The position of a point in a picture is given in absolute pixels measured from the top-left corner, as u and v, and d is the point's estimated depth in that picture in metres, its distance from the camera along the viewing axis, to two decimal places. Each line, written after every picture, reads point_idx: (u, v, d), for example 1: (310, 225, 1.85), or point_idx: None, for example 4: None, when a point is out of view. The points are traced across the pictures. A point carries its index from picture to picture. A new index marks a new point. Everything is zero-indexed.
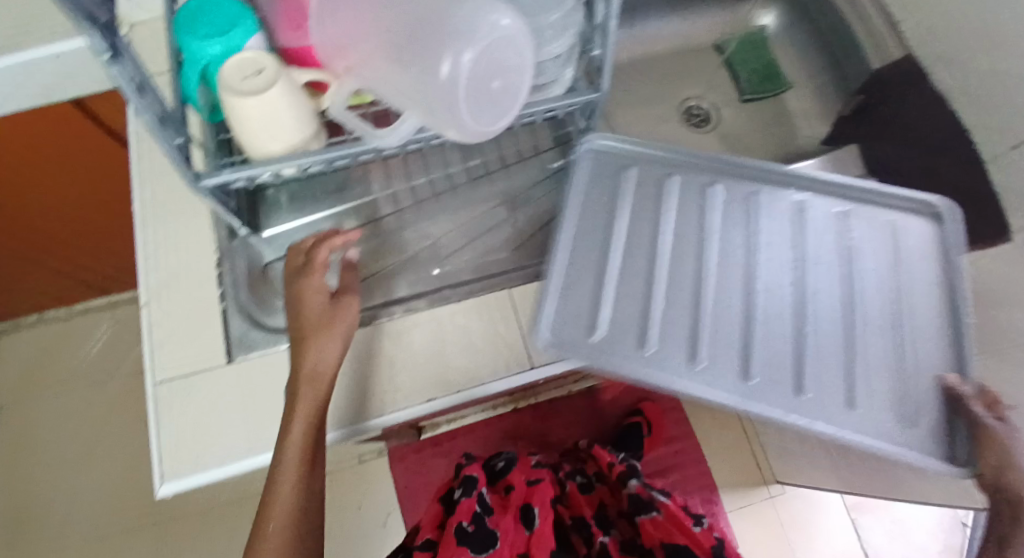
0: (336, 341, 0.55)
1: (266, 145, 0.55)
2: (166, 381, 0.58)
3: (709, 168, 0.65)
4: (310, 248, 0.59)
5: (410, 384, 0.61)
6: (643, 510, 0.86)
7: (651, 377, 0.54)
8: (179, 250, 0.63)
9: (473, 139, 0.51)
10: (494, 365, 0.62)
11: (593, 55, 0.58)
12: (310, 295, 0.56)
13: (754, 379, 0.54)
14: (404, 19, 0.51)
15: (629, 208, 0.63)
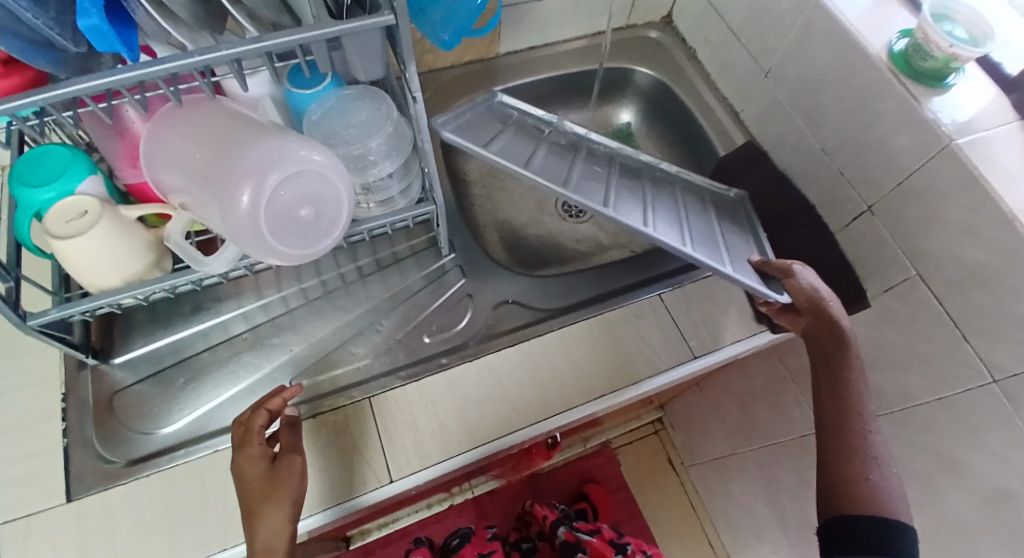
0: (285, 508, 0.52)
1: (100, 278, 0.56)
2: (6, 523, 0.56)
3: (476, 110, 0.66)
4: (244, 416, 0.56)
5: (335, 486, 0.60)
6: (573, 550, 0.97)
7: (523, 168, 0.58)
8: (30, 385, 0.62)
9: (288, 262, 0.54)
10: (350, 478, 0.60)
11: (426, 171, 0.63)
12: (251, 466, 0.53)
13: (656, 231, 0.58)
14: (215, 148, 0.53)
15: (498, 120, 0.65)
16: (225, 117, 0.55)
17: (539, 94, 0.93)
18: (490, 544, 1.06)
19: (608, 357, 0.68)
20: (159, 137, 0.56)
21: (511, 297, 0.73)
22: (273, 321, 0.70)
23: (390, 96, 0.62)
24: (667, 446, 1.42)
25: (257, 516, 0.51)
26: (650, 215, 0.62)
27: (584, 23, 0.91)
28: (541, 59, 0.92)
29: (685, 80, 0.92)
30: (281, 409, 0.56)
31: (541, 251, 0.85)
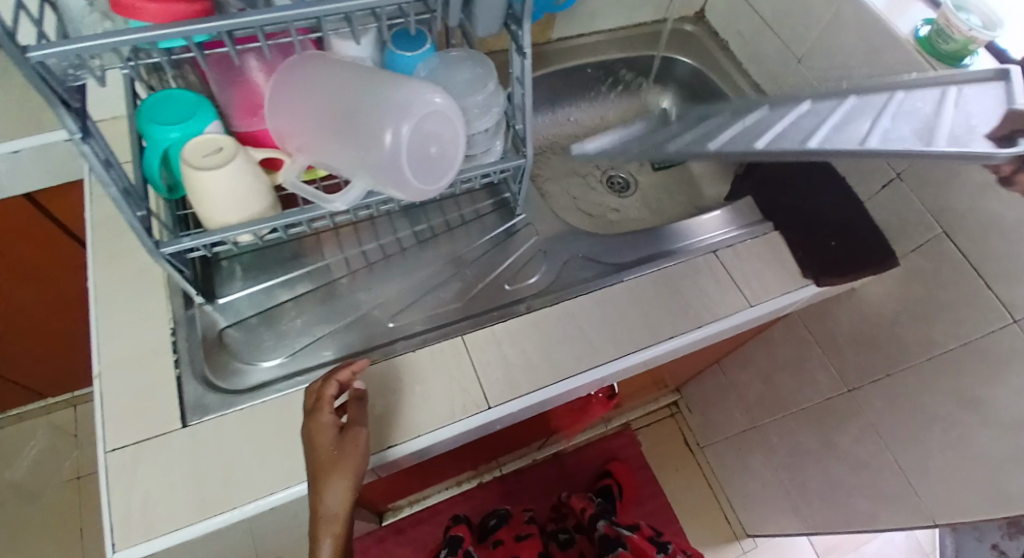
0: (350, 478, 0.53)
1: (224, 215, 0.61)
2: (119, 448, 0.58)
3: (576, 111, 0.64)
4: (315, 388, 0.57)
5: (433, 414, 0.64)
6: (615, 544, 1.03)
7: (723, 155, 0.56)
8: (135, 321, 0.65)
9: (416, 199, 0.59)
10: (402, 425, 0.63)
11: (517, 128, 0.68)
12: (322, 432, 0.54)
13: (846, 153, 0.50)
14: (349, 96, 0.59)
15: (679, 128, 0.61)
16: (349, 67, 0.60)
17: (582, 79, 1.01)
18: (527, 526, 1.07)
19: (675, 304, 0.74)
20: (289, 85, 0.60)
21: (582, 251, 0.80)
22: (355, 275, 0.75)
23: (489, 60, 0.68)
24: (683, 429, 1.50)
25: (321, 479, 0.53)
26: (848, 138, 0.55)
27: (628, 15, 0.99)
28: (586, 46, 1.00)
29: (717, 68, 1.01)
30: (350, 381, 0.57)
31: (595, 220, 0.93)
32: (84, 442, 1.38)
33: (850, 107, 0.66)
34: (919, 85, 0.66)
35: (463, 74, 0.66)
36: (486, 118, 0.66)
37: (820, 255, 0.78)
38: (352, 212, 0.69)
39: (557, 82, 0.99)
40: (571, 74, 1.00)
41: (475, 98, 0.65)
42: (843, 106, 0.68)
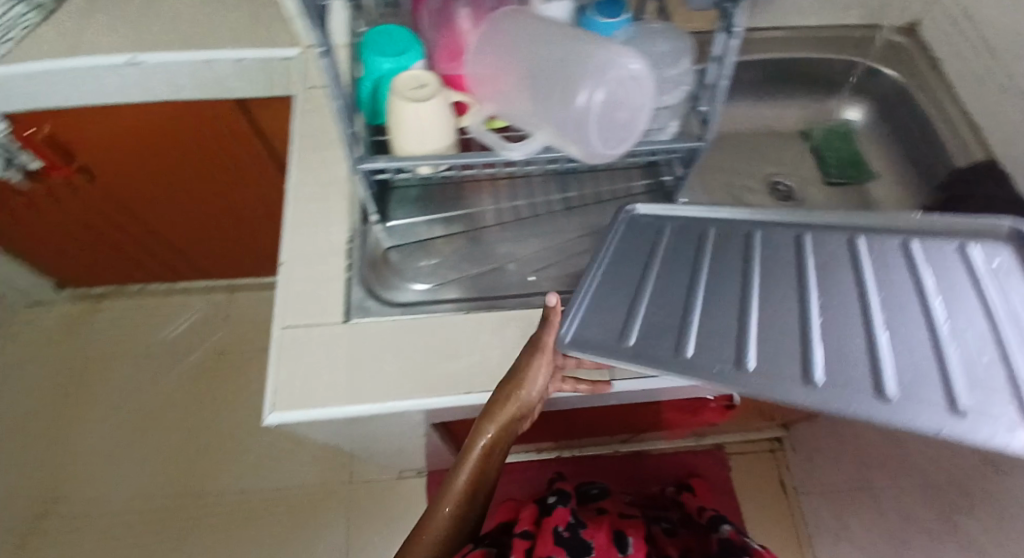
0: (537, 383, 0.60)
1: (413, 145, 0.66)
2: (291, 327, 0.66)
3: (741, 218, 0.64)
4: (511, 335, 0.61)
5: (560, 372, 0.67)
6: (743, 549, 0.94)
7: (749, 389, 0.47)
8: (319, 224, 0.73)
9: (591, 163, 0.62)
10: None
11: (700, 110, 0.67)
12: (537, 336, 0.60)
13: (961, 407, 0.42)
14: (550, 53, 0.62)
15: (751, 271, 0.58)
16: (551, 27, 0.64)
17: (766, 76, 0.97)
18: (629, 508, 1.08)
19: None
20: (498, 34, 0.66)
21: None
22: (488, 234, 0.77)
23: (687, 40, 0.69)
24: (780, 469, 1.44)
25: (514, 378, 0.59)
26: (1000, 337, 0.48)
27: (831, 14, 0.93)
28: (778, 44, 0.95)
29: (926, 85, 0.91)
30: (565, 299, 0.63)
31: None
32: (232, 324, 1.58)
33: (925, 255, 0.57)
34: (927, 271, 0.55)
35: (661, 47, 0.67)
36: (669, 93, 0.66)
37: None
38: (520, 165, 0.72)
39: (738, 75, 0.95)
40: (755, 70, 0.96)
41: (665, 70, 0.66)
42: (806, 288, 0.56)
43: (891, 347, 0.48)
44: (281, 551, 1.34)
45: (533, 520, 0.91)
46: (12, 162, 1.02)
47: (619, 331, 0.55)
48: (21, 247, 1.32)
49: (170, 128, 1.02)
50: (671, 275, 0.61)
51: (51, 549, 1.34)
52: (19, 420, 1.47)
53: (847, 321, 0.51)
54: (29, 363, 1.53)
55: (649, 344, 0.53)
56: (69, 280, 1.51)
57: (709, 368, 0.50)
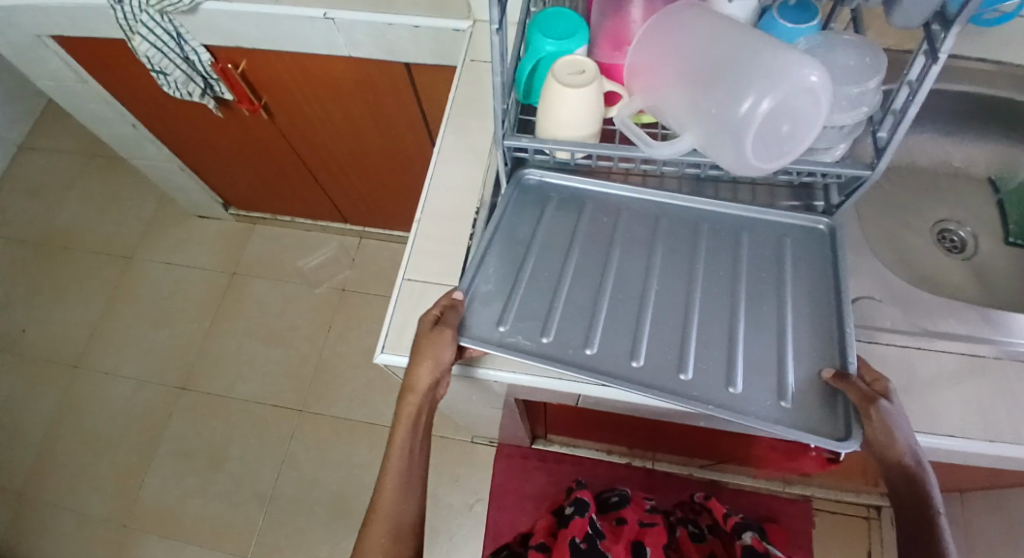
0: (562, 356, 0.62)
1: (559, 128, 0.67)
2: (413, 279, 0.71)
3: (771, 229, 0.71)
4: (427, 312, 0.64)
5: None
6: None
7: (733, 404, 0.58)
8: (456, 190, 0.77)
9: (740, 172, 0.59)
10: None
11: (878, 136, 0.61)
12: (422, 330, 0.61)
13: (786, 399, 0.59)
14: (719, 52, 0.59)
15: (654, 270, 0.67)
16: (730, 23, 0.61)
17: (961, 111, 0.86)
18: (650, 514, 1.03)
19: (965, 399, 0.64)
20: (668, 28, 0.63)
21: (887, 300, 0.71)
22: (597, 225, 0.71)
23: (880, 56, 0.62)
24: (871, 538, 1.32)
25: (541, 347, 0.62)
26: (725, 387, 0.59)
27: None
28: (990, 76, 0.83)
29: None
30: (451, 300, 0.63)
31: (903, 270, 0.82)
32: (356, 266, 1.71)
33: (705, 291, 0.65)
34: (787, 310, 0.64)
35: (849, 60, 0.61)
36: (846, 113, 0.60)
37: None
38: (658, 164, 0.71)
39: (929, 106, 0.85)
40: (951, 103, 0.85)
41: (845, 87, 0.60)
42: (735, 310, 0.64)
43: (773, 364, 0.61)
44: (359, 479, 1.47)
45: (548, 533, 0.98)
46: (210, 91, 1.17)
47: (582, 336, 0.63)
48: (203, 165, 1.52)
49: (339, 80, 1.11)
50: (592, 265, 0.68)
51: (180, 424, 1.57)
52: (176, 310, 1.72)
53: (764, 353, 0.61)
54: (191, 263, 1.78)
55: (706, 375, 0.60)
56: (233, 201, 1.72)
57: (727, 393, 0.59)
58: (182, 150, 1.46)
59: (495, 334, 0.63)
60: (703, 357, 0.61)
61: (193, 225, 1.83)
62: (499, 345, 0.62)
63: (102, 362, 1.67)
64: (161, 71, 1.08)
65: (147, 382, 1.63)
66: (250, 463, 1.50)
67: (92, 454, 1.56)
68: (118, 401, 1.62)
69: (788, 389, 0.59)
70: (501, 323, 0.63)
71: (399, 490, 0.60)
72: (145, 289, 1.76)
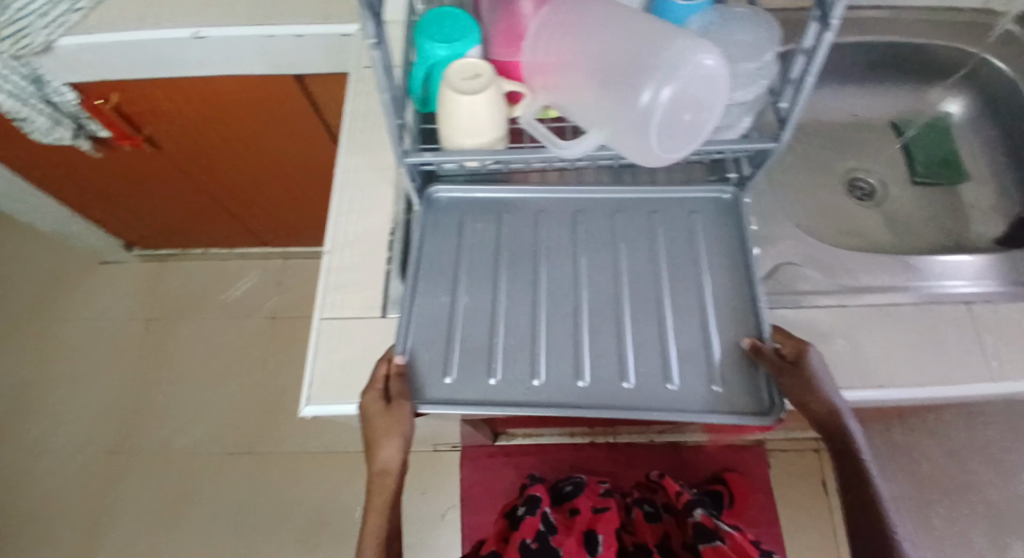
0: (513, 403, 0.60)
1: (463, 138, 0.63)
2: (330, 319, 0.67)
3: (679, 207, 0.70)
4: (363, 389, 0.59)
5: None
6: (709, 536, 0.86)
7: (674, 401, 0.58)
8: (366, 214, 0.73)
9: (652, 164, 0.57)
10: None
11: (780, 107, 0.61)
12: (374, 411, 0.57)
13: (721, 382, 0.59)
14: (614, 44, 0.57)
15: (579, 275, 0.66)
16: (621, 12, 0.59)
17: (856, 61, 0.88)
18: (604, 499, 1.04)
19: (893, 350, 0.67)
20: (560, 21, 0.61)
21: (804, 266, 0.73)
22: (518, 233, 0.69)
23: (772, 28, 0.61)
24: (824, 468, 1.39)
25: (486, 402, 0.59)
26: (660, 388, 0.58)
27: None
28: (878, 24, 0.85)
29: None
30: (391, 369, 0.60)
31: (821, 226, 0.84)
32: (286, 289, 1.62)
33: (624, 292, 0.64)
34: (706, 287, 0.64)
35: (743, 35, 0.61)
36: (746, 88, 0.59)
37: None
38: (571, 161, 0.68)
39: (827, 59, 0.86)
40: (847, 54, 0.86)
41: (744, 62, 0.59)
42: (662, 304, 0.63)
43: (706, 348, 0.61)
44: (325, 509, 1.42)
45: (500, 537, 0.94)
46: (85, 130, 1.07)
47: (527, 368, 0.60)
48: (94, 209, 1.39)
49: (228, 103, 1.02)
50: (520, 280, 0.66)
51: (121, 487, 1.46)
52: (94, 367, 1.59)
53: (693, 341, 0.61)
54: (103, 313, 1.64)
55: (645, 379, 0.59)
56: (137, 241, 1.58)
57: (668, 391, 0.58)
58: (67, 196, 1.32)
59: (444, 390, 0.59)
60: (641, 358, 0.60)
61: (98, 272, 1.68)
62: (455, 400, 0.58)
63: (20, 437, 1.53)
64: (20, 119, 0.96)
65: (76, 450, 1.50)
66: (206, 515, 1.42)
67: (26, 538, 1.43)
68: (45, 476, 1.49)
69: (720, 371, 0.59)
70: (446, 376, 0.60)
71: (366, 541, 0.58)
72: (55, 349, 1.61)
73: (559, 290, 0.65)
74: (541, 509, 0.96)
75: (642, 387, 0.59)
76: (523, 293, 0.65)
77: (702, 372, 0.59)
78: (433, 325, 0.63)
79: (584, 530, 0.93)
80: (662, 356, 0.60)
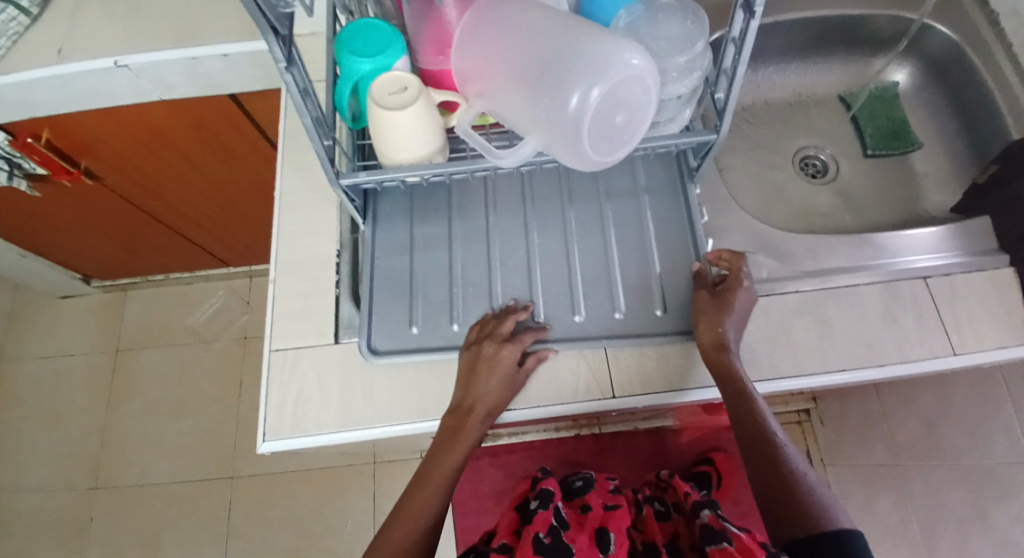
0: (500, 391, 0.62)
1: (399, 154, 0.61)
2: (282, 349, 0.64)
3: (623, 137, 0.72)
4: (466, 343, 0.62)
5: (563, 387, 0.65)
6: (715, 536, 0.83)
7: (619, 328, 0.64)
8: (310, 235, 0.69)
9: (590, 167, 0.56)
10: (530, 391, 0.65)
11: (717, 97, 0.60)
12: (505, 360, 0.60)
13: (660, 307, 0.65)
14: (540, 47, 0.55)
15: (527, 220, 0.68)
16: (546, 14, 0.57)
17: (799, 36, 0.86)
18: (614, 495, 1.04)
19: (851, 332, 0.66)
20: (484, 25, 0.59)
21: (760, 253, 0.72)
22: (467, 247, 0.67)
23: (700, 16, 0.60)
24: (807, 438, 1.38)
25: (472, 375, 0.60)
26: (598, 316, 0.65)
27: None
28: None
29: (984, 44, 0.79)
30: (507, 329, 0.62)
31: (776, 208, 0.83)
32: (254, 307, 1.59)
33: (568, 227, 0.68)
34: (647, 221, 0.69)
35: (673, 27, 0.59)
36: (679, 82, 0.58)
37: None
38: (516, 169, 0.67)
39: (768, 38, 0.85)
40: (787, 32, 0.85)
41: (675, 55, 0.58)
42: (605, 240, 0.67)
43: (641, 270, 0.66)
44: (314, 527, 1.40)
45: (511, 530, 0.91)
46: (18, 169, 1.02)
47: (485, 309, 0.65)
48: (42, 245, 1.34)
49: (165, 127, 0.98)
50: (473, 226, 0.68)
51: (103, 526, 1.43)
52: (63, 405, 1.54)
53: (629, 268, 0.66)
54: (67, 350, 1.59)
55: (592, 312, 0.65)
56: (94, 272, 1.53)
57: (613, 319, 0.65)
58: (12, 235, 1.27)
59: (411, 339, 0.64)
60: (589, 293, 0.65)
61: (58, 307, 1.63)
62: (422, 349, 0.63)
63: None
64: None
65: (53, 492, 1.47)
66: (193, 545, 1.40)
67: None
68: (25, 523, 1.45)
69: (659, 296, 0.66)
70: (413, 325, 0.64)
71: None
72: (19, 391, 1.56)
73: (508, 232, 0.68)
74: (554, 503, 0.94)
75: (589, 322, 0.65)
76: (476, 239, 0.68)
77: (640, 296, 0.65)
78: (392, 279, 0.66)
79: (595, 528, 0.90)
80: (603, 286, 0.65)
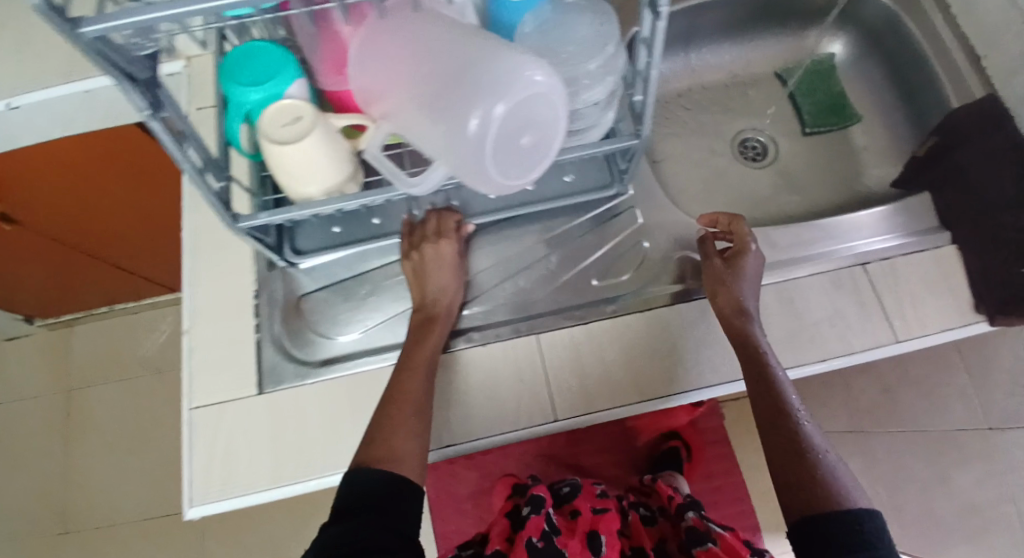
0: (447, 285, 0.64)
1: (305, 188, 0.57)
2: (203, 406, 0.60)
3: None
4: (403, 254, 0.64)
5: (504, 415, 0.62)
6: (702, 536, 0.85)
7: (534, 196, 0.68)
8: (224, 279, 0.64)
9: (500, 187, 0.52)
10: (472, 421, 0.62)
11: (636, 99, 0.56)
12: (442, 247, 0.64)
13: (568, 175, 0.69)
14: (436, 57, 0.51)
15: None
16: (435, 21, 0.52)
17: (729, 14, 0.83)
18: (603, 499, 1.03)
19: (794, 328, 0.65)
20: (377, 33, 0.54)
21: (698, 250, 0.69)
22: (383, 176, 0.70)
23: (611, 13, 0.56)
24: None
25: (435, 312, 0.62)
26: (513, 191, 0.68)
27: None
28: None
29: (919, 7, 0.76)
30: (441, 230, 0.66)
31: (717, 197, 0.81)
32: None
33: None
34: None
35: (582, 29, 0.55)
36: (593, 88, 0.55)
37: (1005, 283, 0.63)
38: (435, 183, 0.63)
39: (697, 20, 0.81)
40: (716, 12, 0.82)
41: (586, 62, 0.54)
42: None
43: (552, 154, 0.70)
44: (293, 549, 1.38)
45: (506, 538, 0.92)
46: None
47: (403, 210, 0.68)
48: None
49: (73, 164, 0.92)
50: None
51: None
52: (18, 452, 1.48)
53: None
54: (16, 394, 1.52)
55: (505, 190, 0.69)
56: (33, 311, 1.46)
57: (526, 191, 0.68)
58: None
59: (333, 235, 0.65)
60: None
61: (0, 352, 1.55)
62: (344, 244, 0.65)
63: None
64: None
65: (17, 543, 1.42)
66: None
67: None
68: None
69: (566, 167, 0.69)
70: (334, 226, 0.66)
71: None
72: None
73: None
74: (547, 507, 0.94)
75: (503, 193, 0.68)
76: None
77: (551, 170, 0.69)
78: None
79: (586, 531, 0.91)
80: None
